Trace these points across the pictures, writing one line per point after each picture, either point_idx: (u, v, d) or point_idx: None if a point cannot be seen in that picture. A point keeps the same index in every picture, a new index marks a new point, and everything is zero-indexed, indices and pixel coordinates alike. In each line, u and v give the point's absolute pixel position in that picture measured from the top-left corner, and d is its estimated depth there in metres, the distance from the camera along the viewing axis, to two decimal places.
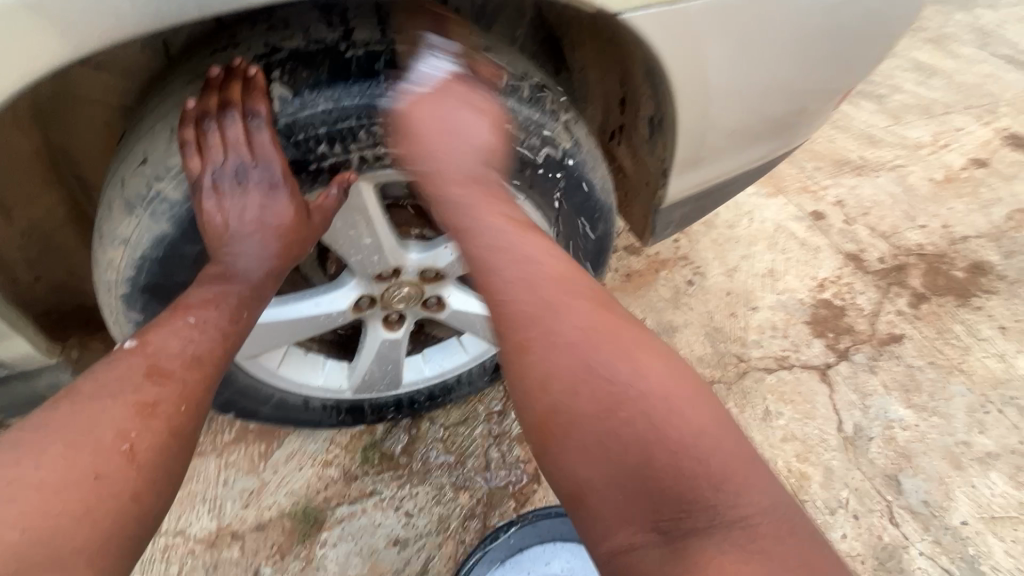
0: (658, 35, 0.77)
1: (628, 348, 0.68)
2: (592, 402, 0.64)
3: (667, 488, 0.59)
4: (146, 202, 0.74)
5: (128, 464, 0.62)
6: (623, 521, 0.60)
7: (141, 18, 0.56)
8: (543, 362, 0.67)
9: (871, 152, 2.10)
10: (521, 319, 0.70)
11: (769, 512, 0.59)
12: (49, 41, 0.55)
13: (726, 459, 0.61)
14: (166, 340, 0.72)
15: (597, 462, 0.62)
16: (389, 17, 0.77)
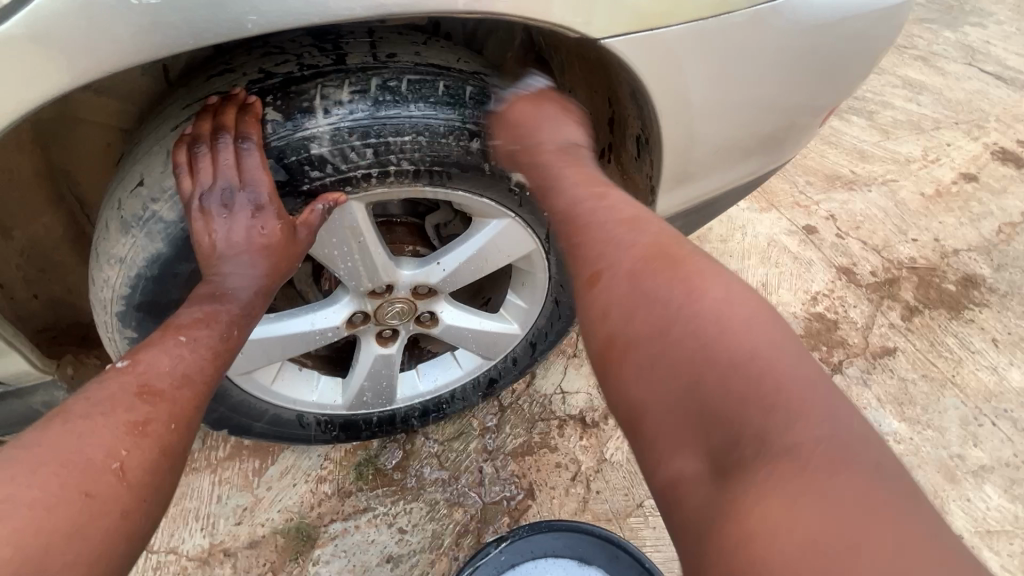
0: (641, 60, 0.80)
1: (706, 301, 0.59)
2: (641, 325, 0.62)
3: (728, 414, 0.52)
4: (141, 222, 0.75)
5: (118, 482, 0.62)
6: (676, 451, 0.55)
7: (137, 49, 0.58)
8: (601, 289, 0.68)
9: (862, 167, 2.13)
10: (586, 256, 0.72)
11: (834, 441, 0.48)
12: (49, 73, 0.56)
13: (797, 378, 0.52)
14: (158, 358, 0.72)
15: (652, 381, 0.58)
16: (380, 41, 0.80)
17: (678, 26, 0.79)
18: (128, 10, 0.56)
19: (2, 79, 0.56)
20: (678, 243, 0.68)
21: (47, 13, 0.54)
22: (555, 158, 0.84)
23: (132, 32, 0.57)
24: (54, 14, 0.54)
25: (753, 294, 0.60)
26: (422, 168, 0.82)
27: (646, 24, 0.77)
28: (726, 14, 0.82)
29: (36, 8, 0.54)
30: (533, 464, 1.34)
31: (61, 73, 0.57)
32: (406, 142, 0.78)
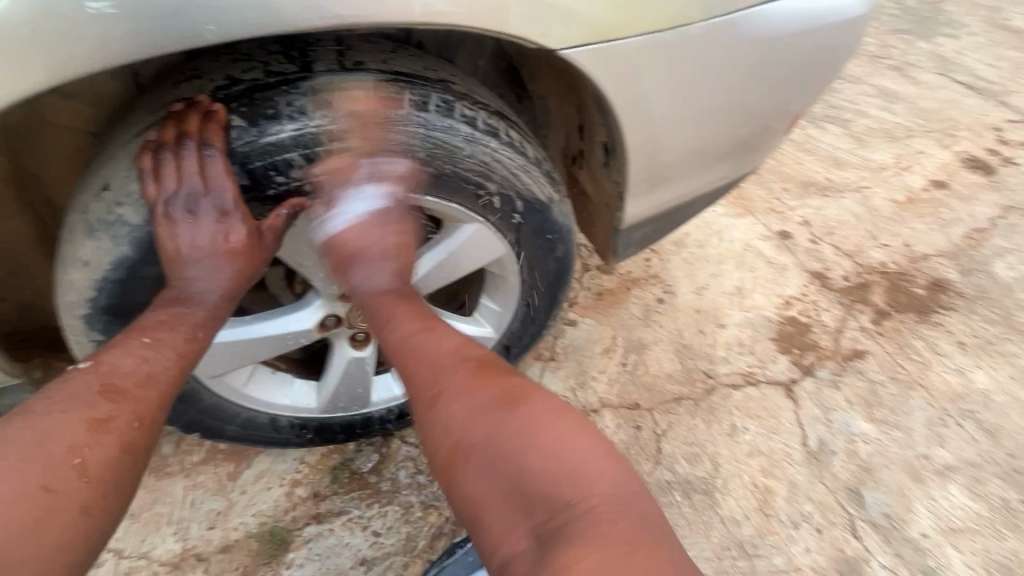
0: (602, 72, 0.82)
1: (524, 414, 0.73)
2: (479, 434, 0.73)
3: (543, 496, 0.66)
4: (106, 226, 0.76)
5: (79, 478, 0.65)
6: (507, 533, 0.67)
7: (96, 57, 0.58)
8: (443, 406, 0.77)
9: (836, 174, 2.18)
10: (422, 379, 0.80)
11: (614, 497, 0.65)
12: (5, 79, 0.57)
13: (607, 486, 0.66)
14: (120, 359, 0.74)
15: (484, 479, 0.70)
16: (349, 49, 0.81)
17: (637, 37, 0.82)
18: (84, 18, 0.57)
19: None
20: (496, 365, 0.82)
21: (1, 19, 0.55)
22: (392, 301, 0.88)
23: (91, 40, 0.58)
24: (9, 20, 0.55)
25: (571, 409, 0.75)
26: (387, 175, 0.83)
27: (605, 36, 0.79)
28: (685, 26, 0.85)
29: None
30: None
31: (15, 78, 0.57)
32: (369, 150, 0.80)
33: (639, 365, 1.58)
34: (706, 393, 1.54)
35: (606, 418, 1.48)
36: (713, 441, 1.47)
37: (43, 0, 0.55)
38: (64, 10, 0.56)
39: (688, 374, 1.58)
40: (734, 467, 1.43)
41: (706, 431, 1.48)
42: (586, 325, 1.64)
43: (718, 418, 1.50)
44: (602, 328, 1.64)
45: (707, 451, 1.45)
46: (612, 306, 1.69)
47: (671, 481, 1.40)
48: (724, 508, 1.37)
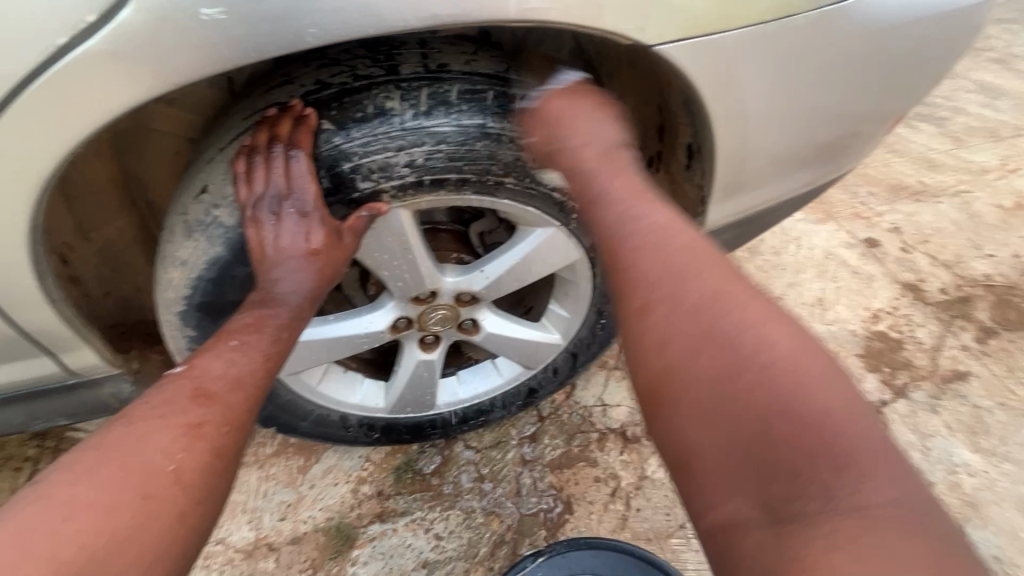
0: (695, 68, 0.77)
1: (744, 314, 0.60)
2: (704, 371, 0.58)
3: (787, 457, 0.51)
4: (203, 227, 0.79)
5: (176, 483, 0.65)
6: (730, 496, 0.53)
7: (205, 62, 0.61)
8: (658, 318, 0.64)
9: (931, 177, 1.99)
10: (639, 282, 0.67)
11: (891, 502, 0.48)
12: (125, 86, 0.60)
13: (867, 450, 0.51)
14: (210, 364, 0.76)
15: (716, 438, 0.56)
16: (433, 52, 0.81)
17: (737, 30, 0.76)
18: (197, 26, 0.59)
19: (84, 94, 0.60)
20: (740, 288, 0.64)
21: (126, 31, 0.58)
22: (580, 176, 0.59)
23: (201, 46, 0.60)
24: (132, 30, 0.58)
25: (780, 313, 0.61)
26: (468, 179, 0.82)
27: (703, 30, 0.74)
28: (788, 18, 0.79)
29: (117, 26, 0.57)
30: (571, 477, 1.33)
31: (138, 87, 0.60)
32: (451, 154, 0.79)
33: None
34: None
35: None
36: None
37: (158, 11, 0.58)
38: (180, 18, 0.58)
39: None
40: None
41: None
42: None
43: None
44: None
45: None
46: None
47: None
48: None
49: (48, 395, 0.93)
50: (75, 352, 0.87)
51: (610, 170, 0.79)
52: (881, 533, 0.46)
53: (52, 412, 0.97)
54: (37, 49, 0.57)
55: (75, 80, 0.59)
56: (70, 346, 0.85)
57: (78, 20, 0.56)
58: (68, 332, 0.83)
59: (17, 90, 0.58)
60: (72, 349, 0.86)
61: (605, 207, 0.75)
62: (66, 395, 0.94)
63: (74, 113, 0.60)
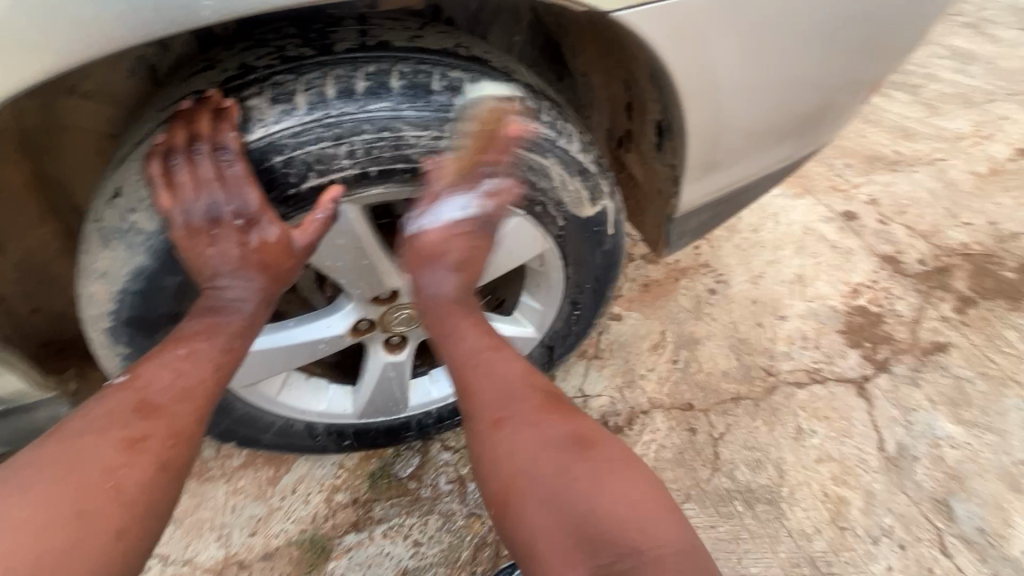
0: (659, 37, 0.71)
1: (579, 428, 0.79)
2: (543, 474, 0.74)
3: (611, 541, 0.68)
4: (120, 235, 0.70)
5: (112, 500, 0.61)
6: (568, 567, 0.68)
7: (114, 34, 0.53)
8: (508, 435, 0.79)
9: (907, 146, 1.97)
10: (490, 400, 0.82)
11: (679, 549, 0.68)
12: (20, 64, 0.52)
13: (653, 511, 0.71)
14: (157, 373, 0.69)
15: (552, 517, 0.72)
16: (372, 28, 0.73)
17: None
18: None
19: None
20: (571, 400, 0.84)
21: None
22: (453, 313, 0.89)
23: (104, 15, 0.52)
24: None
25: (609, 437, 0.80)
26: (419, 169, 0.74)
27: None
28: None
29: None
30: None
31: (8, 78, 0.52)
32: (398, 141, 0.71)
33: (691, 363, 1.46)
34: (766, 392, 1.42)
35: (657, 420, 1.38)
36: (776, 446, 1.34)
37: None
38: None
39: (746, 371, 1.45)
40: (801, 474, 1.31)
41: (768, 434, 1.36)
42: (632, 319, 1.53)
43: (782, 420, 1.38)
44: (649, 322, 1.52)
45: (770, 457, 1.33)
46: (660, 298, 1.57)
47: (731, 489, 1.29)
48: (792, 520, 1.25)
49: None
50: None
51: (455, 326, 0.88)
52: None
53: None
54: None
55: None
56: None
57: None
58: None
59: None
60: None
61: (445, 313, 0.89)
62: None
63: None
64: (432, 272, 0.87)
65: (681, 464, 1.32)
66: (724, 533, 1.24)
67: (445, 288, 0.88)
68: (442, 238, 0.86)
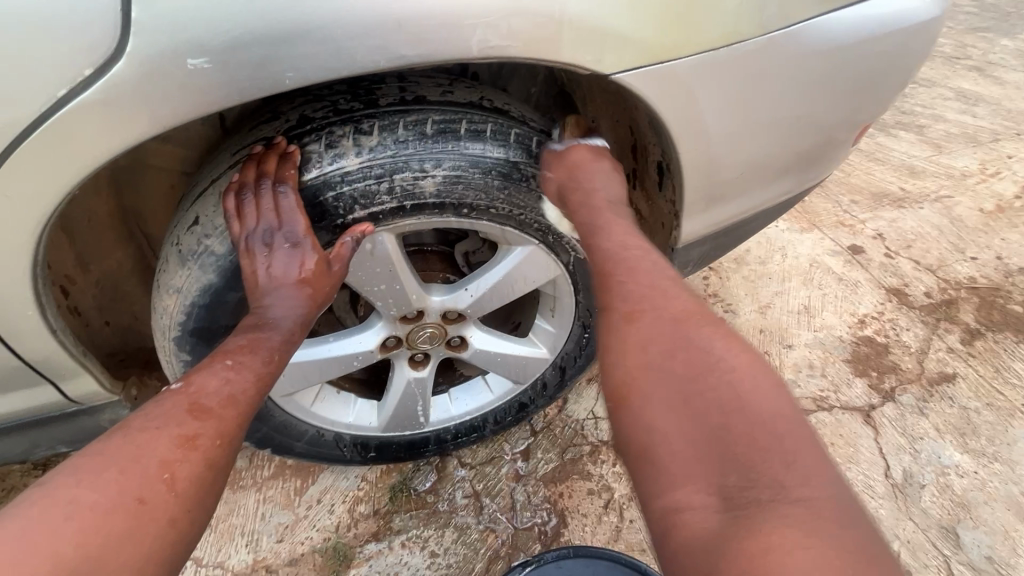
0: (655, 93, 0.81)
1: (714, 338, 0.70)
2: (679, 379, 0.66)
3: (739, 453, 0.59)
4: (195, 256, 0.82)
5: (168, 492, 0.66)
6: (685, 484, 0.59)
7: (201, 102, 0.64)
8: (633, 332, 0.73)
9: (912, 183, 2.04)
10: (625, 298, 0.78)
11: (823, 499, 0.54)
12: (122, 129, 0.63)
13: (791, 442, 0.59)
14: (207, 381, 0.77)
15: (682, 427, 0.63)
16: (410, 84, 0.86)
17: (692, 56, 0.80)
18: (189, 75, 0.62)
19: (75, 139, 0.62)
20: (715, 317, 0.74)
21: (111, 86, 0.60)
22: (603, 210, 0.92)
23: (194, 90, 0.63)
24: (116, 81, 0.60)
25: (756, 357, 0.69)
26: (447, 203, 0.86)
27: (655, 57, 0.78)
28: (738, 42, 0.82)
29: (110, 80, 0.60)
30: (564, 491, 1.35)
31: (123, 132, 0.63)
32: (430, 180, 0.83)
33: None
34: None
35: None
36: None
37: (151, 61, 0.60)
38: (169, 66, 0.61)
39: None
40: None
41: None
42: None
43: None
44: None
45: None
46: None
47: None
48: None
49: (48, 423, 0.95)
50: (75, 380, 0.89)
51: (614, 219, 0.91)
52: (813, 512, 0.53)
53: (52, 440, 0.99)
54: (36, 103, 0.59)
55: (74, 129, 0.61)
56: (69, 375, 0.87)
57: (76, 74, 0.59)
58: (69, 362, 0.85)
59: (17, 141, 0.61)
60: (72, 377, 0.89)
61: (603, 219, 0.91)
62: (65, 423, 0.97)
63: (68, 158, 0.63)
64: (588, 173, 0.93)
65: None
66: None
67: (597, 188, 0.94)
68: (583, 156, 0.95)
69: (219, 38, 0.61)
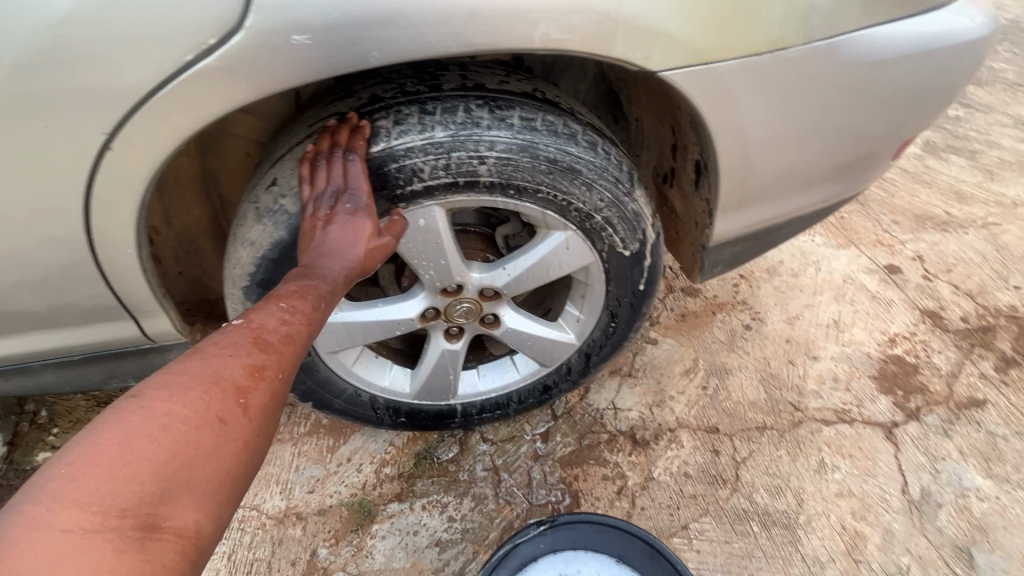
0: (699, 92, 0.86)
1: None
2: None
3: None
4: (270, 213, 0.92)
5: (244, 416, 0.67)
6: None
7: (299, 73, 0.73)
8: None
9: (959, 208, 2.01)
10: None
11: None
12: (231, 90, 0.72)
13: None
14: (266, 319, 0.78)
15: None
16: (471, 73, 0.93)
17: (738, 59, 0.85)
18: (294, 48, 0.71)
19: (194, 97, 0.72)
20: None
21: (228, 54, 0.70)
22: None
23: (294, 61, 0.72)
24: (234, 50, 0.70)
25: None
26: (497, 183, 0.93)
27: (702, 59, 0.83)
28: (783, 50, 0.87)
29: (229, 48, 0.70)
30: (579, 474, 1.40)
31: (233, 94, 0.73)
32: (483, 160, 0.90)
33: (721, 391, 1.55)
34: (792, 425, 1.48)
35: (683, 438, 1.45)
36: (798, 475, 1.40)
37: (263, 34, 0.70)
38: (278, 40, 0.70)
39: (774, 404, 1.52)
40: (820, 504, 1.35)
41: (790, 464, 1.42)
42: (667, 344, 1.64)
43: (805, 452, 1.43)
44: (684, 349, 1.63)
45: (790, 485, 1.38)
46: (696, 328, 1.68)
47: (748, 510, 1.35)
48: (807, 546, 1.30)
49: (124, 356, 1.07)
50: (153, 318, 1.00)
51: None
52: None
53: (125, 374, 1.11)
54: (167, 65, 0.69)
55: (195, 88, 0.71)
56: (149, 312, 0.98)
57: (203, 42, 0.69)
58: (150, 299, 0.96)
59: (147, 98, 0.71)
60: (151, 315, 0.99)
61: None
62: (138, 358, 1.08)
63: (184, 112, 0.73)
64: None
65: (702, 481, 1.39)
66: (737, 549, 1.30)
67: None
68: None
69: (321, 18, 0.70)
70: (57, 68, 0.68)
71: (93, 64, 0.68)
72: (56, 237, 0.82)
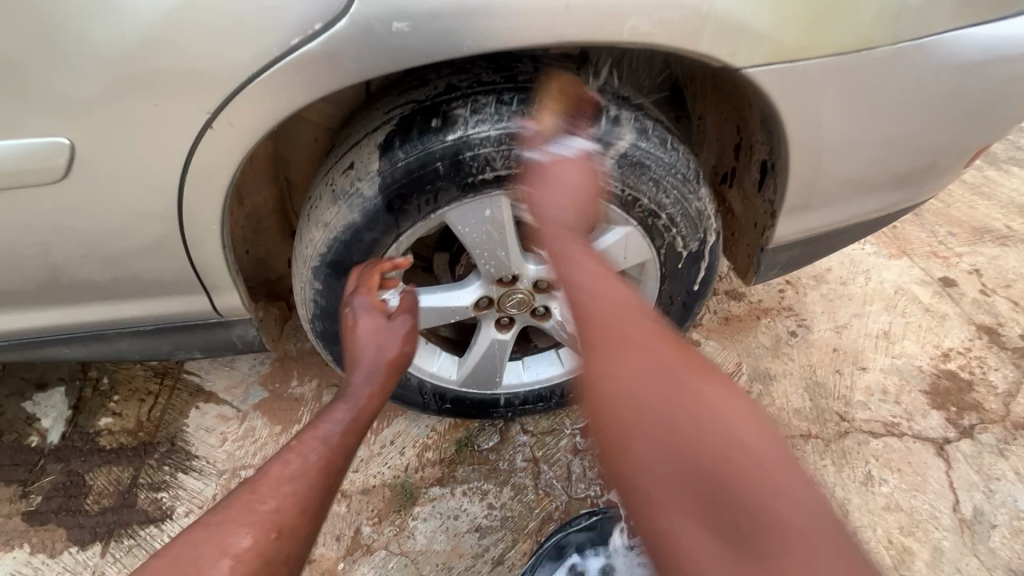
0: (778, 90, 0.85)
1: None
2: None
3: None
4: (346, 197, 0.95)
5: (275, 538, 0.68)
6: None
7: (391, 60, 0.76)
8: None
9: (1020, 222, 1.93)
10: None
11: None
12: (328, 73, 0.76)
13: None
14: (299, 461, 0.76)
15: None
16: (544, 66, 0.95)
17: (823, 58, 0.84)
18: (391, 36, 0.74)
19: (295, 79, 0.76)
20: None
21: (331, 41, 0.74)
22: None
23: (390, 49, 0.75)
24: (336, 37, 0.74)
25: None
26: None
27: (787, 57, 0.82)
28: (868, 50, 0.85)
29: (332, 34, 0.74)
30: None
31: (330, 78, 0.77)
32: (553, 152, 0.91)
33: (764, 397, 1.53)
34: (838, 435, 1.45)
35: None
36: (843, 486, 1.37)
37: (365, 23, 0.73)
38: (377, 28, 0.74)
39: (819, 413, 1.49)
40: (865, 517, 1.33)
41: (836, 474, 1.39)
42: (710, 347, 1.62)
43: (851, 463, 1.40)
44: (726, 352, 1.61)
45: (835, 495, 1.36)
46: (740, 332, 1.65)
47: None
48: None
49: (193, 329, 1.11)
50: (225, 294, 1.04)
51: None
52: None
53: (192, 346, 1.15)
54: (275, 48, 0.74)
55: (296, 72, 0.76)
56: (222, 288, 1.02)
57: (309, 28, 0.73)
58: (225, 276, 1.00)
59: (251, 78, 0.76)
60: (224, 291, 1.04)
61: None
62: (205, 332, 1.12)
63: (285, 93, 0.77)
64: None
65: None
66: None
67: None
68: None
69: (420, 9, 0.73)
70: (176, 46, 0.73)
71: (208, 45, 0.73)
72: (151, 209, 0.87)
